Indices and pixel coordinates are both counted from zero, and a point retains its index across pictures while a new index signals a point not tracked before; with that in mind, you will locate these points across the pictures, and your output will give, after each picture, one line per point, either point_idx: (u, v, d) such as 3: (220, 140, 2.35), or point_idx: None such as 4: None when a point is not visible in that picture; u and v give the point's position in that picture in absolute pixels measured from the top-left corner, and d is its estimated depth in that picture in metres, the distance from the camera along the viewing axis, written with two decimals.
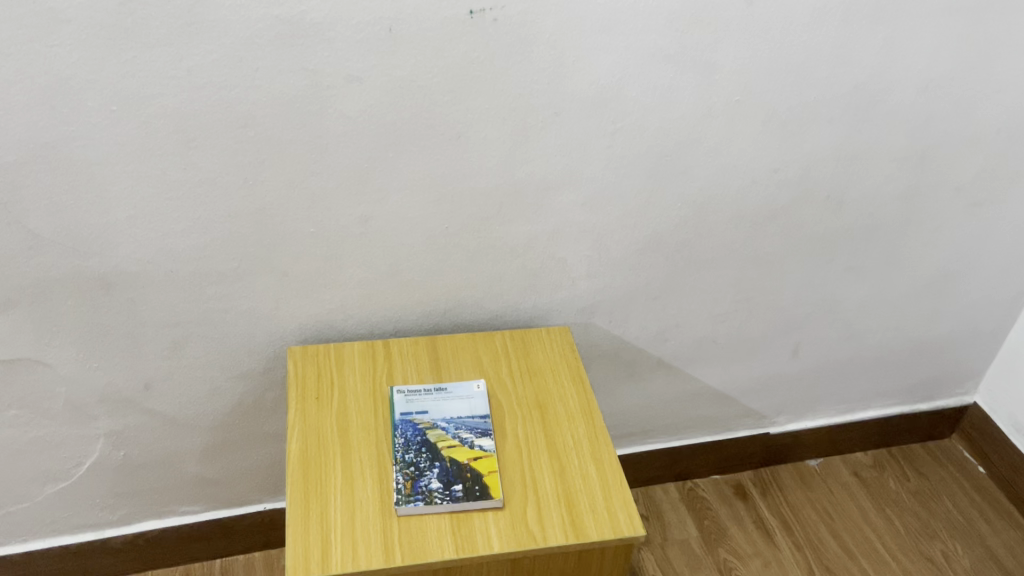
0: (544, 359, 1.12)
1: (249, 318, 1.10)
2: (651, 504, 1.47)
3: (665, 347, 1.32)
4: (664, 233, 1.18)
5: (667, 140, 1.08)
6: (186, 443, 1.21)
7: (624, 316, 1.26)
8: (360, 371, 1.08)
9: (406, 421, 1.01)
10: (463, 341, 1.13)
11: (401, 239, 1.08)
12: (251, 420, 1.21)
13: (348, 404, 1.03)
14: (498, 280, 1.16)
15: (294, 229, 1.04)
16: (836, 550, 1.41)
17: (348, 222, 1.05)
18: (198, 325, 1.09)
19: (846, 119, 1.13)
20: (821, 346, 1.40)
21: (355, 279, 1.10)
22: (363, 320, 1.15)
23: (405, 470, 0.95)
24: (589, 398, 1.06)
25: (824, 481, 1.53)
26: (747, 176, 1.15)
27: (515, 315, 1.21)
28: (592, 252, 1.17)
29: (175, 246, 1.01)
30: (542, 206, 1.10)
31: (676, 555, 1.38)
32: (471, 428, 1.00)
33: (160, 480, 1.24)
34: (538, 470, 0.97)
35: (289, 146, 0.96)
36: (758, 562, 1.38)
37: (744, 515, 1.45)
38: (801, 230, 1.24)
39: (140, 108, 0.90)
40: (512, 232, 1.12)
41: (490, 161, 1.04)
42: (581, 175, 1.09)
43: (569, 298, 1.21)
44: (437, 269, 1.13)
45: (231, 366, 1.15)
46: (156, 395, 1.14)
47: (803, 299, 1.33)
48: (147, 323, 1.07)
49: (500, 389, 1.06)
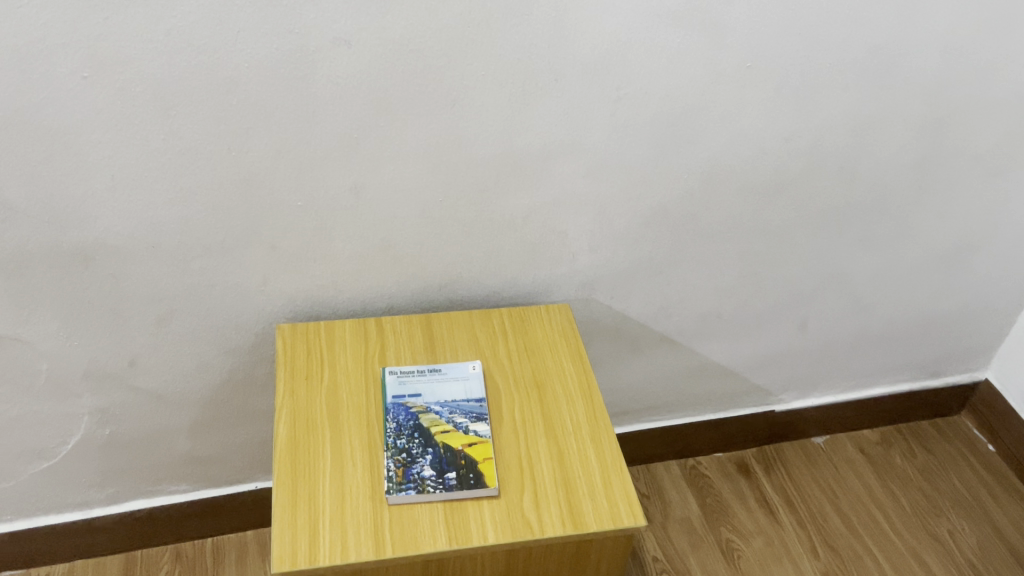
0: (542, 336, 1.07)
1: (236, 294, 1.05)
2: (652, 481, 1.42)
3: (668, 322, 1.26)
4: (670, 205, 1.13)
5: (673, 107, 1.03)
6: (175, 421, 1.15)
7: (627, 291, 1.20)
8: (351, 350, 1.03)
9: (398, 404, 0.96)
10: (459, 318, 1.09)
11: (394, 211, 1.03)
12: (241, 398, 1.15)
13: (338, 385, 0.99)
14: (496, 254, 1.11)
15: (280, 201, 0.98)
16: (841, 529, 1.37)
17: (337, 193, 1.00)
18: (183, 300, 1.04)
19: (862, 85, 1.07)
20: (831, 321, 1.34)
21: (346, 253, 1.05)
22: (354, 295, 1.10)
23: (397, 457, 0.91)
24: (589, 378, 1.02)
25: (829, 458, 1.48)
26: (757, 145, 1.10)
27: (514, 290, 1.16)
28: (595, 225, 1.12)
29: (157, 219, 0.96)
30: (542, 176, 1.05)
31: (677, 535, 1.34)
32: (466, 411, 0.96)
33: (149, 458, 1.18)
34: (535, 455, 0.93)
35: (274, 113, 0.91)
36: (761, 541, 1.34)
37: (747, 493, 1.41)
38: (813, 202, 1.18)
39: (116, 72, 0.84)
40: (511, 204, 1.06)
41: (488, 129, 0.99)
42: (583, 144, 1.03)
43: (570, 273, 1.16)
44: (432, 244, 1.08)
45: (220, 342, 1.09)
46: (142, 371, 1.09)
47: (813, 272, 1.27)
48: (129, 298, 1.02)
49: (497, 368, 1.02)
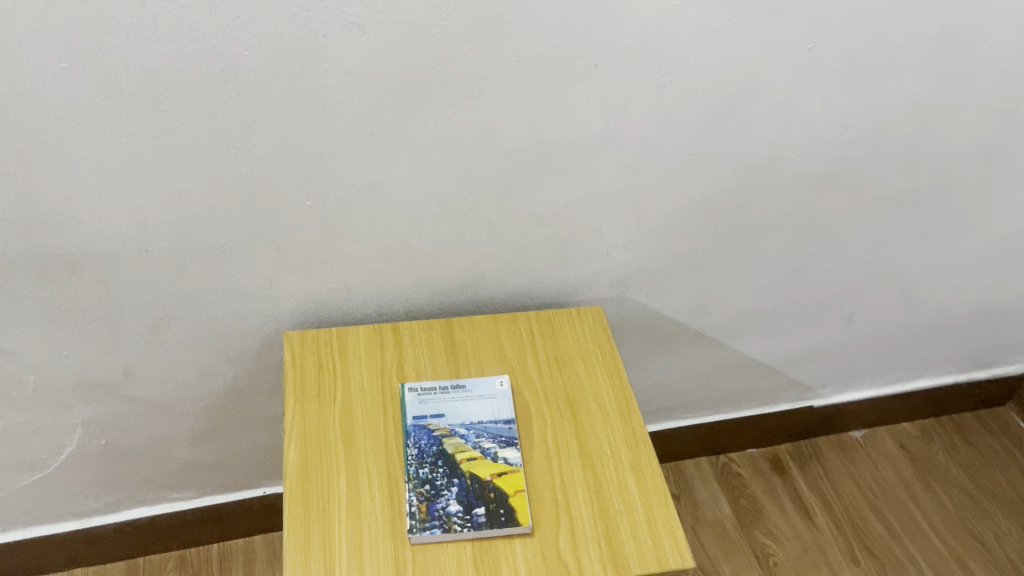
0: (574, 345, 0.98)
1: (239, 299, 0.96)
2: (681, 480, 1.35)
3: (706, 320, 1.17)
4: (713, 198, 1.02)
5: (723, 93, 0.92)
6: (174, 429, 1.07)
7: (662, 289, 1.11)
8: (367, 361, 0.94)
9: (419, 428, 0.88)
10: (482, 323, 0.99)
11: (411, 209, 0.93)
12: (246, 404, 1.07)
13: (354, 403, 0.90)
14: (523, 253, 1.01)
15: (286, 200, 0.89)
16: (881, 532, 1.30)
17: (350, 190, 0.90)
18: (181, 307, 0.95)
19: (932, 68, 0.96)
20: (877, 314, 1.25)
21: (359, 254, 0.96)
22: (369, 298, 1.01)
23: (420, 489, 0.83)
24: (626, 394, 0.93)
25: (867, 454, 1.41)
26: (812, 133, 0.99)
27: (542, 289, 1.07)
28: (631, 221, 1.02)
29: (149, 221, 0.86)
30: (575, 169, 0.95)
31: (709, 540, 1.27)
32: (494, 436, 0.88)
33: (149, 466, 1.10)
34: (571, 486, 0.85)
35: (279, 105, 0.81)
36: (797, 546, 1.27)
37: (781, 493, 1.34)
38: (868, 192, 1.08)
39: (97, 64, 0.74)
40: (540, 199, 0.96)
41: (517, 120, 0.88)
42: (622, 134, 0.92)
43: (602, 270, 1.06)
44: (453, 243, 0.98)
45: (223, 349, 1.00)
46: (139, 380, 1.00)
47: (862, 266, 1.17)
48: (121, 305, 0.93)
49: (525, 383, 0.93)
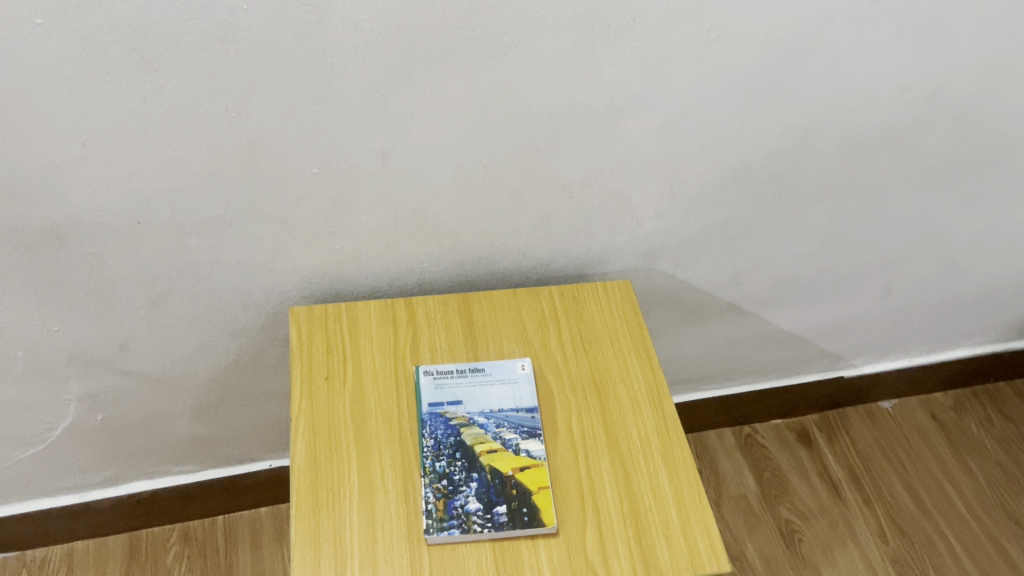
0: (600, 323, 0.91)
1: (241, 272, 0.89)
2: (704, 452, 1.30)
3: (738, 290, 1.10)
4: (753, 164, 0.94)
5: (772, 51, 0.83)
6: (175, 404, 1.01)
7: (693, 259, 1.04)
8: (379, 340, 0.88)
9: (435, 416, 0.82)
10: (502, 298, 0.92)
11: (427, 178, 0.86)
12: (250, 379, 1.01)
13: (365, 387, 0.84)
14: (547, 223, 0.94)
15: (291, 168, 0.81)
16: (911, 508, 1.25)
17: (361, 157, 0.82)
18: (178, 280, 0.88)
19: (1004, 24, 0.86)
20: (918, 284, 1.18)
21: (370, 225, 0.88)
22: (380, 270, 0.94)
23: (437, 485, 0.77)
24: (657, 378, 0.87)
25: (898, 426, 1.35)
26: (865, 95, 0.90)
27: (565, 261, 0.99)
28: (664, 188, 0.94)
29: (142, 191, 0.79)
30: (607, 133, 0.86)
31: (733, 516, 1.22)
32: (515, 426, 0.82)
33: (150, 441, 1.05)
34: (598, 481, 0.79)
35: (282, 65, 0.72)
36: (824, 523, 1.22)
37: (808, 466, 1.29)
38: (919, 157, 1.00)
39: (77, 19, 0.65)
40: (567, 166, 0.89)
41: (545, 81, 0.80)
42: (659, 96, 0.84)
43: (630, 241, 0.99)
44: (472, 213, 0.90)
45: (225, 324, 0.94)
46: (136, 355, 0.94)
47: (906, 234, 1.10)
48: (114, 279, 0.86)
49: (549, 366, 0.87)
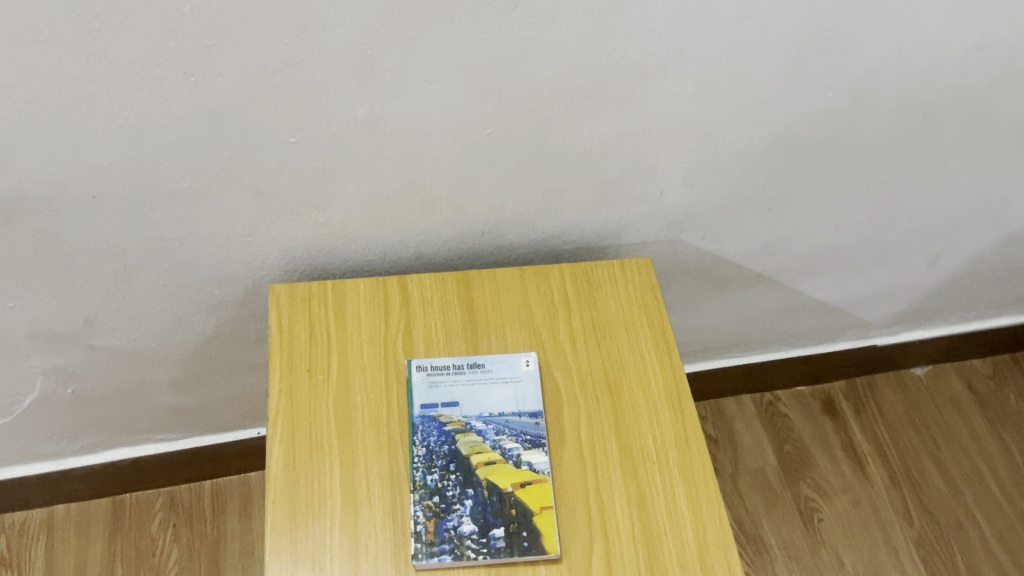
0: (616, 311, 0.81)
1: (215, 246, 0.79)
2: (721, 422, 1.22)
3: (769, 260, 1.00)
4: (798, 130, 0.82)
5: (833, 6, 0.69)
6: (152, 376, 0.93)
7: (723, 230, 0.93)
8: (367, 327, 0.78)
9: (428, 420, 0.74)
10: (507, 278, 0.82)
11: (424, 146, 0.75)
12: (233, 351, 0.93)
13: (352, 383, 0.76)
14: (560, 193, 0.83)
15: (266, 136, 0.70)
16: (940, 488, 1.18)
17: (346, 125, 0.71)
18: (145, 255, 0.79)
19: None
20: (968, 252, 1.07)
21: (359, 196, 0.78)
22: (372, 243, 0.84)
23: (428, 502, 0.70)
24: (677, 377, 0.78)
25: (930, 395, 1.26)
26: (935, 54, 0.77)
27: (580, 233, 0.89)
28: (694, 156, 0.82)
29: (95, 162, 0.69)
30: (632, 98, 0.74)
31: (749, 492, 1.16)
32: (517, 433, 0.74)
33: (128, 410, 0.98)
34: (608, 498, 0.71)
35: (248, 24, 0.61)
36: (845, 501, 1.16)
37: (832, 439, 1.21)
38: (988, 121, 0.87)
39: None
40: (585, 133, 0.77)
41: (561, 40, 0.67)
42: (695, 57, 0.71)
43: (653, 211, 0.88)
44: (475, 183, 0.80)
45: (201, 298, 0.85)
46: (105, 329, 0.85)
47: (962, 201, 0.98)
48: (72, 255, 0.76)
49: (557, 362, 0.78)
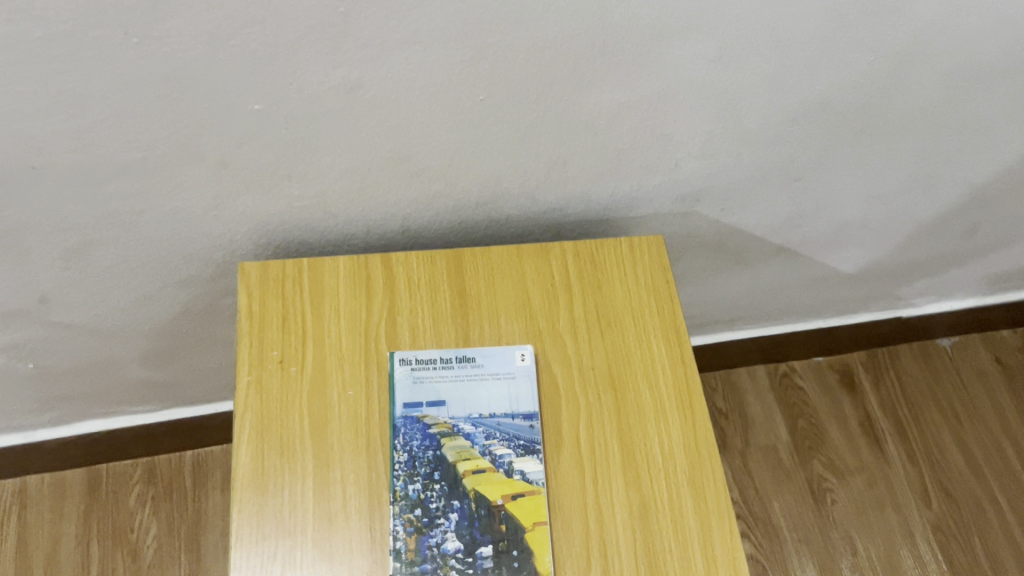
0: (622, 297, 0.74)
1: (178, 220, 0.71)
2: (732, 393, 1.15)
3: (791, 231, 0.92)
4: (834, 96, 0.73)
5: None
6: (121, 350, 0.87)
7: (743, 201, 0.85)
8: (346, 313, 0.71)
9: (411, 422, 0.67)
10: (502, 257, 0.74)
11: (408, 115, 0.66)
12: (206, 324, 0.86)
13: (328, 377, 0.68)
14: (563, 164, 0.74)
15: (227, 103, 0.61)
16: (961, 468, 1.11)
17: (318, 92, 0.62)
18: (101, 230, 0.71)
19: None
20: (1008, 222, 0.98)
21: (336, 167, 0.70)
22: (355, 216, 0.76)
23: (408, 515, 0.63)
24: (687, 374, 0.70)
25: (955, 368, 1.19)
26: (1000, 13, 0.67)
27: (585, 205, 0.81)
28: (715, 125, 0.73)
29: (32, 134, 0.60)
30: (647, 61, 0.65)
31: (759, 470, 1.10)
32: (509, 438, 0.67)
33: (98, 381, 0.92)
34: (608, 511, 0.65)
35: None
36: (860, 481, 1.09)
37: (848, 414, 1.14)
38: None
39: None
40: (592, 99, 0.68)
41: None
42: (722, 16, 0.62)
43: (666, 183, 0.80)
44: (468, 153, 0.71)
45: (167, 272, 0.78)
46: (63, 305, 0.78)
47: (1008, 171, 0.89)
48: (18, 231, 0.69)
49: (556, 355, 0.71)
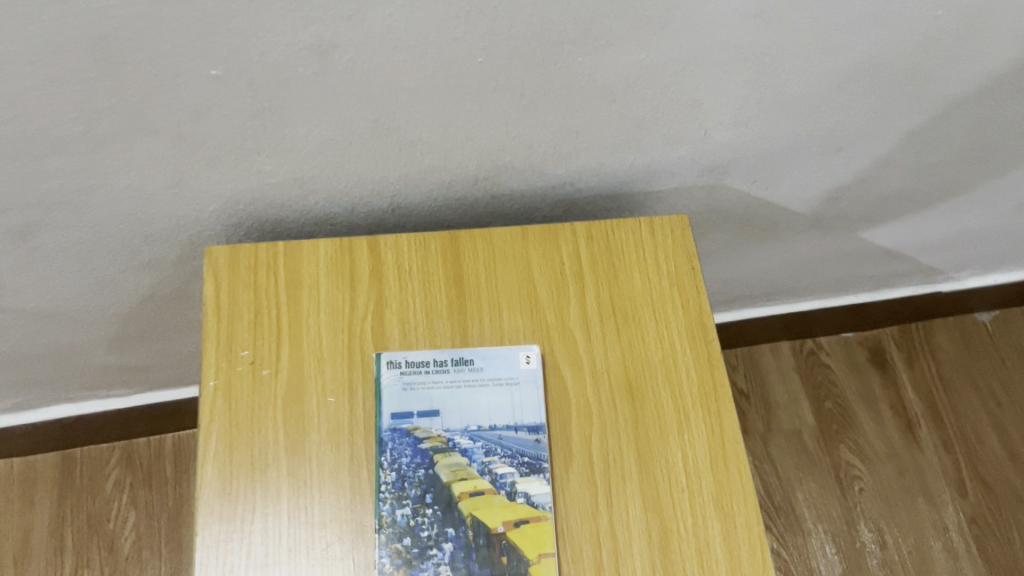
0: (642, 289, 0.65)
1: (134, 200, 0.62)
2: (753, 373, 1.07)
3: (827, 204, 0.82)
4: (890, 57, 0.63)
5: None
6: (84, 333, 0.79)
7: (777, 173, 0.75)
8: (328, 307, 0.62)
9: (399, 436, 0.58)
10: (505, 242, 0.65)
11: (394, 81, 0.56)
12: (178, 306, 0.78)
13: (306, 382, 0.60)
14: (574, 134, 0.65)
15: (179, 68, 0.52)
16: (999, 454, 1.03)
17: (285, 55, 0.52)
18: (46, 211, 0.62)
19: None
20: None
21: (313, 140, 0.60)
22: (337, 193, 0.67)
23: (397, 545, 0.55)
24: (715, 379, 0.62)
25: (994, 346, 1.10)
26: None
27: (599, 180, 0.71)
28: (751, 90, 0.63)
29: None
30: (675, 19, 0.55)
31: (782, 456, 1.02)
32: (513, 454, 0.58)
33: (63, 364, 0.84)
34: (623, 539, 0.57)
35: None
36: (891, 469, 1.02)
37: (879, 396, 1.06)
38: None
39: None
40: (609, 62, 0.58)
41: None
42: None
43: (692, 155, 0.70)
44: (465, 123, 0.61)
45: (127, 254, 0.69)
46: (13, 290, 0.70)
47: None
48: None
49: (565, 356, 0.62)
